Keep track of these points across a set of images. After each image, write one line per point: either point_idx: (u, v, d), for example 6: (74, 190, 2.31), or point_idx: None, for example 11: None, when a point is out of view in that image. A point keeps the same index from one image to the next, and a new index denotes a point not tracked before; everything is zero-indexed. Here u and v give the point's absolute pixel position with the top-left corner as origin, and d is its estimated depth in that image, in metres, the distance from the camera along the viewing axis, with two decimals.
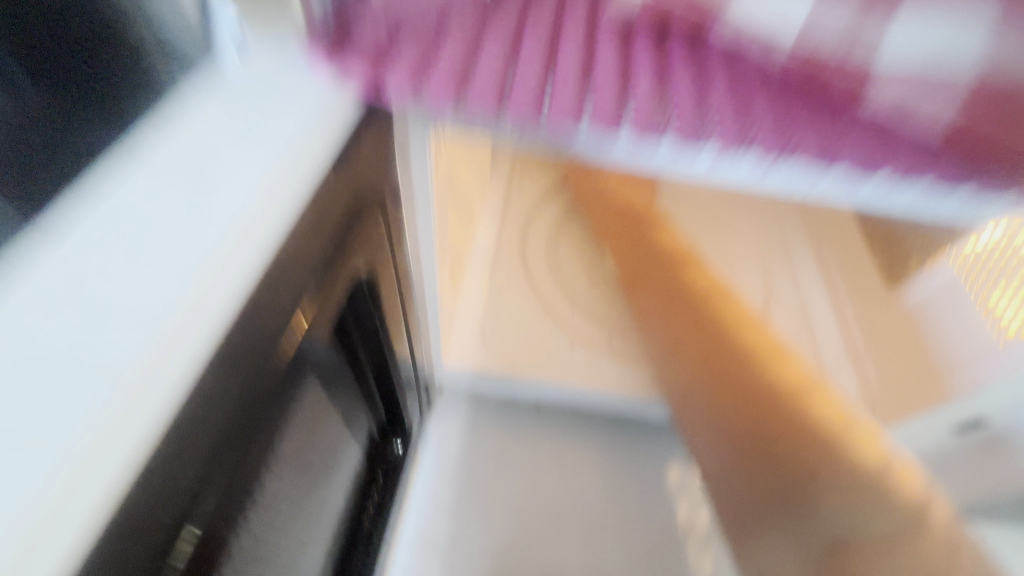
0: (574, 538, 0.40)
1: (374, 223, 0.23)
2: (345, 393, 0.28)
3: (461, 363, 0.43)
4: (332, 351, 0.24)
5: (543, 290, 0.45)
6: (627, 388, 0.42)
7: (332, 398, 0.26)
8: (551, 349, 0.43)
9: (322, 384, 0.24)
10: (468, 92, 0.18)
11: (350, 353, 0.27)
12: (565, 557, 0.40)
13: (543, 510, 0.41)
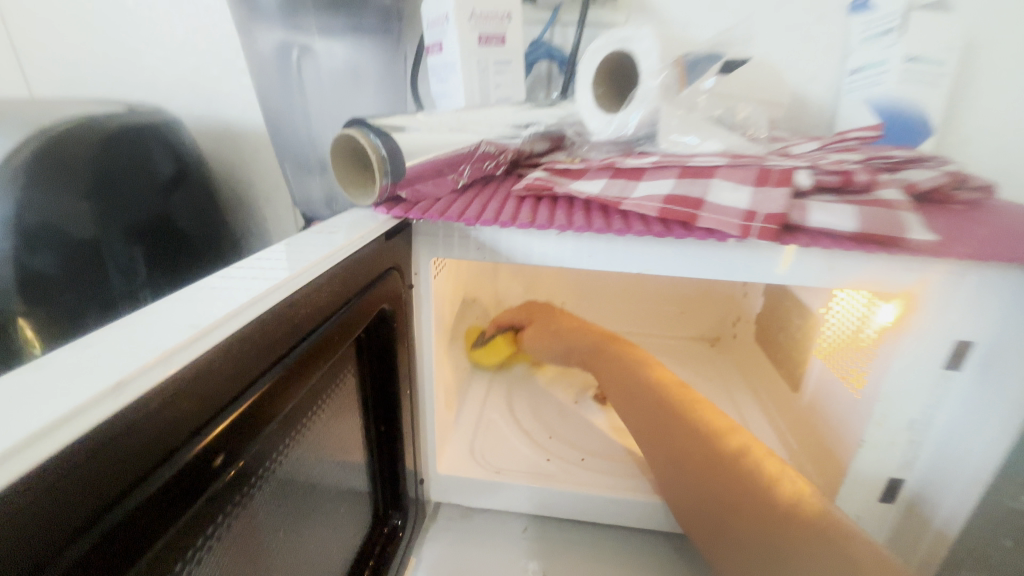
0: None
1: (383, 352, 0.37)
2: (327, 501, 0.33)
3: (454, 472, 0.48)
4: (326, 446, 0.32)
5: (523, 427, 0.59)
6: (596, 490, 0.48)
7: (315, 495, 0.32)
8: (529, 462, 0.52)
9: (296, 450, 0.29)
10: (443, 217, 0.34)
11: (338, 462, 0.35)
12: None
13: None
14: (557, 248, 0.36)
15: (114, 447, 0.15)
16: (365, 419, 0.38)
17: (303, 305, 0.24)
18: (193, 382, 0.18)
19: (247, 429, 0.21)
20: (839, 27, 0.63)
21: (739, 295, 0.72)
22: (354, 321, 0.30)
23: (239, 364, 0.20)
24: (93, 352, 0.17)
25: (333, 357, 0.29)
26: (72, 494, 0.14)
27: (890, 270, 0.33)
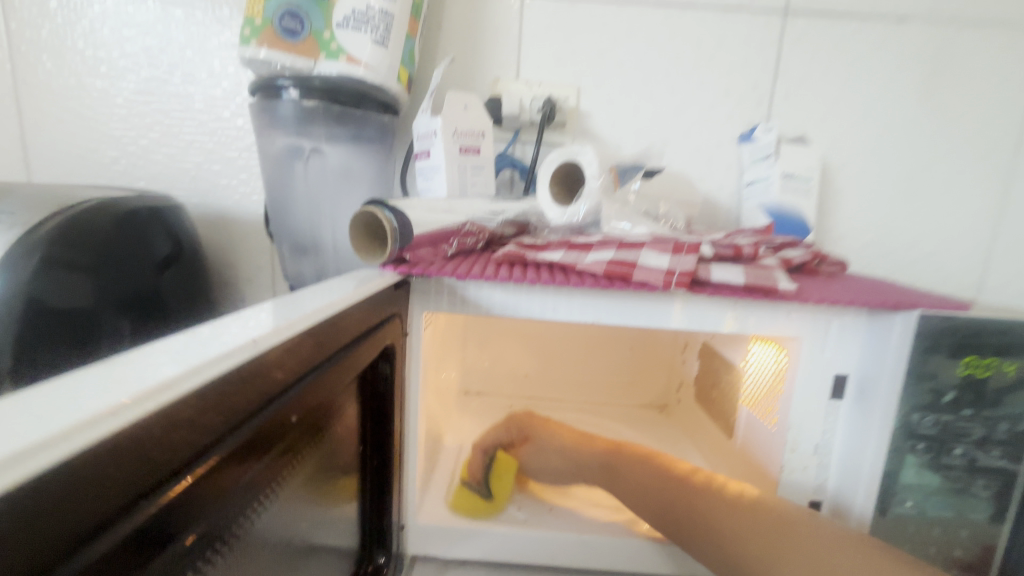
0: None
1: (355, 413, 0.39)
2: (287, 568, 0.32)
3: (432, 522, 0.52)
4: (292, 505, 0.32)
5: (494, 486, 0.63)
6: (565, 537, 0.53)
7: (277, 557, 0.31)
8: (502, 518, 0.56)
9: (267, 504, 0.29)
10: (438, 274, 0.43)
11: (304, 525, 0.34)
12: None
13: None
14: (526, 305, 0.45)
15: (148, 444, 0.17)
16: (364, 457, 0.42)
17: (293, 354, 0.27)
18: (196, 412, 0.19)
19: (236, 459, 0.23)
20: (732, 152, 0.83)
21: (680, 366, 0.83)
22: (340, 372, 0.33)
23: (235, 401, 0.22)
24: (138, 362, 0.20)
25: (344, 394, 0.34)
26: (110, 472, 0.16)
27: (777, 318, 0.44)
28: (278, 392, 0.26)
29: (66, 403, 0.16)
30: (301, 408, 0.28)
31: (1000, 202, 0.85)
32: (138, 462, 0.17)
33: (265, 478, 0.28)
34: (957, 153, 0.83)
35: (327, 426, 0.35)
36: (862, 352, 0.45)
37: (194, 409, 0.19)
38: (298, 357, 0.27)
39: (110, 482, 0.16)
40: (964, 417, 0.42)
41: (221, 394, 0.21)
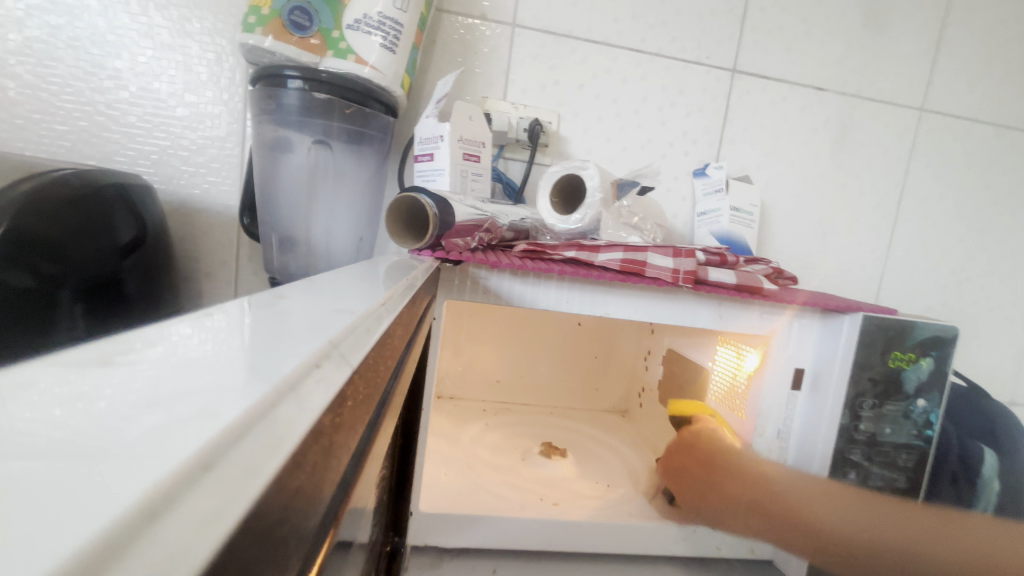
0: None
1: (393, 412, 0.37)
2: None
3: (436, 509, 0.52)
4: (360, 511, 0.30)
5: (485, 475, 0.64)
6: (565, 520, 0.55)
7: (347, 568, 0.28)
8: (502, 502, 0.57)
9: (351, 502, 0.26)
10: (471, 261, 0.46)
11: (359, 521, 0.33)
12: None
13: None
14: (545, 294, 0.48)
15: (341, 409, 0.15)
16: (397, 436, 0.43)
17: (390, 337, 0.24)
18: (351, 391, 0.16)
19: (364, 451, 0.21)
20: (687, 185, 0.94)
21: (641, 373, 0.90)
22: (400, 373, 0.31)
23: (367, 386, 0.19)
24: (284, 318, 0.18)
25: (404, 368, 0.34)
26: (325, 435, 0.14)
27: (754, 317, 0.51)
28: (383, 388, 0.23)
29: (275, 347, 0.14)
30: (388, 405, 0.26)
31: (885, 243, 1.05)
32: (317, 451, 0.13)
33: (364, 484, 0.25)
34: (856, 201, 1.02)
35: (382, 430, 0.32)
36: (816, 349, 0.53)
37: (350, 391, 0.16)
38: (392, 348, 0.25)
39: (300, 476, 0.12)
40: (891, 402, 0.51)
41: (361, 376, 0.18)
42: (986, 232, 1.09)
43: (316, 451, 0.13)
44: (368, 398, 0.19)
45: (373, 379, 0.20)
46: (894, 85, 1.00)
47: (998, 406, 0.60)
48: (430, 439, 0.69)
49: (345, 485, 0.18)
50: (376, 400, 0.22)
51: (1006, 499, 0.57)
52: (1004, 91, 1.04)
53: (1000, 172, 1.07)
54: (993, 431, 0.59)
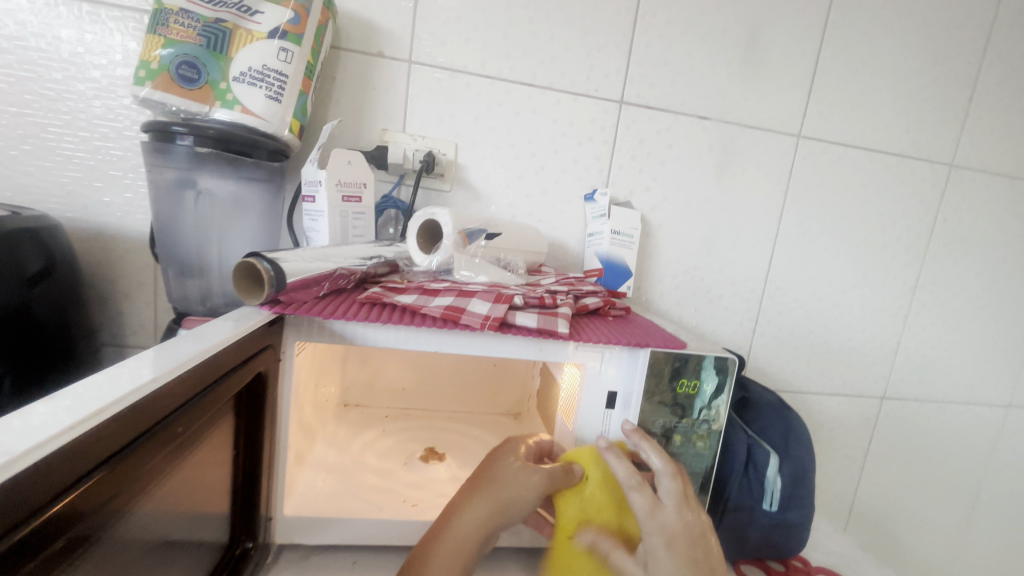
0: None
1: (214, 431, 0.46)
2: (158, 562, 0.40)
3: (298, 513, 0.62)
4: (161, 513, 0.39)
5: (360, 480, 0.73)
6: (415, 519, 0.66)
7: (146, 553, 0.38)
8: (365, 505, 0.67)
9: (139, 517, 0.36)
10: (309, 311, 0.54)
11: (175, 525, 0.42)
12: None
13: None
14: (382, 335, 0.57)
15: (43, 475, 0.24)
16: (241, 457, 0.52)
17: (151, 402, 0.33)
18: (61, 460, 0.25)
19: (104, 484, 0.29)
20: (579, 208, 1.03)
21: (531, 381, 1.00)
22: (195, 411, 0.39)
23: (94, 449, 0.28)
24: (39, 414, 0.27)
25: (217, 404, 0.44)
26: (21, 495, 0.23)
27: (566, 351, 0.61)
28: (135, 437, 0.32)
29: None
30: (158, 443, 0.34)
31: (767, 258, 1.15)
32: (13, 505, 0.23)
33: (132, 495, 0.34)
34: (739, 220, 1.11)
35: (187, 449, 0.41)
36: (624, 374, 0.63)
37: (59, 460, 0.25)
38: (154, 402, 0.34)
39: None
40: (681, 420, 0.62)
41: (82, 445, 0.27)
42: (858, 246, 1.20)
43: (9, 506, 0.23)
44: (97, 455, 0.28)
45: (108, 441, 0.29)
46: (773, 113, 1.09)
47: (797, 418, 0.72)
48: (320, 447, 0.79)
49: (75, 515, 0.27)
50: (124, 450, 0.31)
51: (789, 495, 0.68)
52: (872, 118, 1.15)
53: (871, 192, 1.18)
54: (787, 439, 0.70)
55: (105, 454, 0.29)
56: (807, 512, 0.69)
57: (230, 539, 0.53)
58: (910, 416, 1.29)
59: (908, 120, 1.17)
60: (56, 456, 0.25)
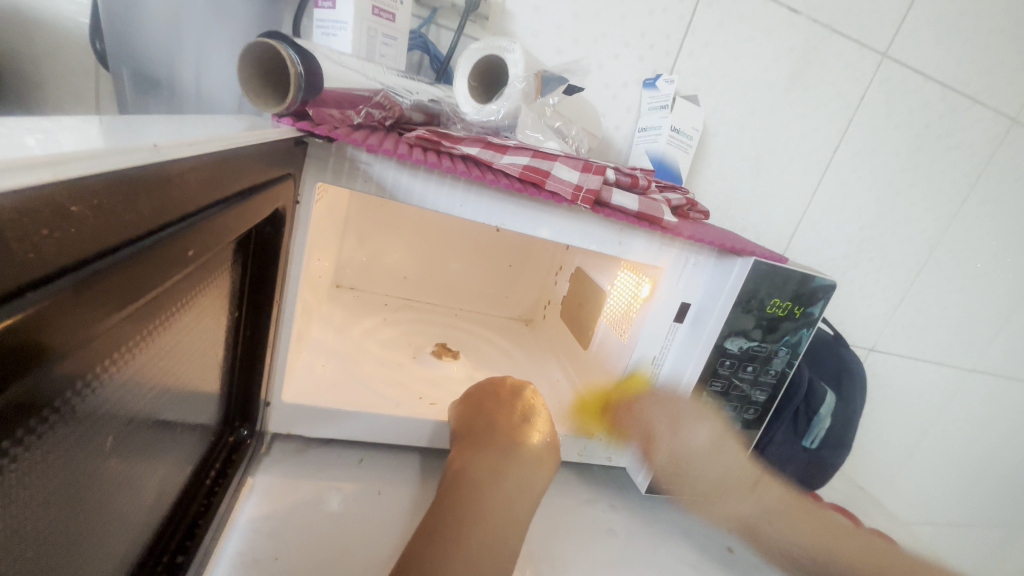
0: (388, 532, 0.47)
1: (217, 274, 0.32)
2: (143, 448, 0.28)
3: (300, 398, 0.51)
4: (149, 377, 0.27)
5: (365, 370, 0.63)
6: (436, 418, 0.57)
7: (130, 431, 0.26)
8: (377, 398, 0.58)
9: (126, 369, 0.23)
10: (344, 140, 0.39)
11: (164, 397, 0.30)
12: (379, 541, 0.46)
13: (359, 518, 0.48)
14: (436, 194, 0.43)
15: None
16: (239, 318, 0.39)
17: (184, 180, 0.19)
18: (37, 221, 0.12)
19: (112, 297, 0.16)
20: (635, 96, 0.87)
21: (551, 286, 0.90)
22: (221, 232, 0.25)
23: (94, 225, 0.14)
24: None
25: (248, 220, 0.29)
26: None
27: (651, 247, 0.50)
28: (153, 251, 0.18)
29: None
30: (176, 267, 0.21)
31: (812, 190, 1.03)
32: None
33: (118, 340, 0.21)
34: (799, 143, 0.98)
35: (186, 288, 0.27)
36: (705, 287, 0.54)
37: (34, 221, 0.12)
38: (178, 191, 0.19)
39: None
40: (760, 342, 0.54)
41: (77, 206, 0.13)
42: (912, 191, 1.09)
43: None
44: (98, 240, 0.15)
45: (119, 220, 0.15)
46: (867, 21, 0.94)
47: (852, 355, 0.66)
48: (316, 329, 0.66)
49: (59, 339, 0.14)
50: (146, 247, 0.17)
51: (833, 434, 0.64)
52: (963, 51, 1.01)
53: (941, 135, 1.05)
54: (840, 376, 0.65)
55: (111, 262, 0.16)
56: (842, 452, 0.66)
57: (220, 416, 0.42)
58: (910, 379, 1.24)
59: (998, 60, 1.04)
60: (33, 207, 0.11)
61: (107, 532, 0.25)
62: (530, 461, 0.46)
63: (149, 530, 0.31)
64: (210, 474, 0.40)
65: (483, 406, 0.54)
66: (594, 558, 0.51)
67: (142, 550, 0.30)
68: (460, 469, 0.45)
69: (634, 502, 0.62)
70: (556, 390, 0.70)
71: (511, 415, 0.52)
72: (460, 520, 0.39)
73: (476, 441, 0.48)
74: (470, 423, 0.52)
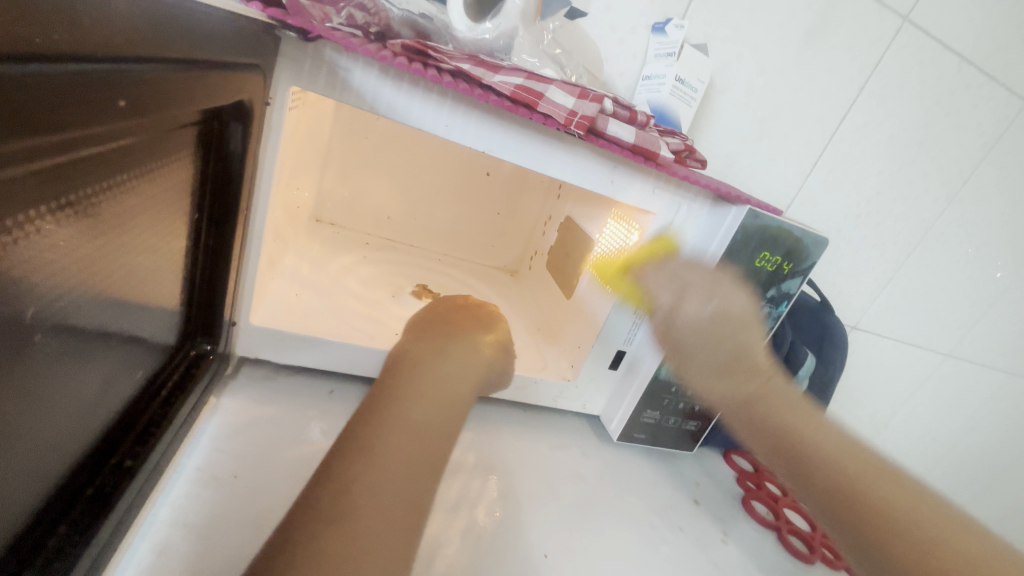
0: None
1: (158, 159, 0.29)
2: (76, 342, 0.26)
3: (269, 322, 0.49)
4: (78, 263, 0.25)
5: (341, 304, 0.61)
6: None
7: (56, 320, 0.24)
8: (351, 331, 0.56)
9: (42, 246, 0.21)
10: (321, 34, 0.35)
11: (101, 293, 0.28)
12: None
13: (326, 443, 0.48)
14: (420, 110, 0.40)
15: None
16: (197, 225, 0.37)
17: (105, 18, 0.17)
18: None
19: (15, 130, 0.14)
20: (641, 41, 0.82)
21: (538, 237, 0.88)
22: (155, 100, 0.22)
23: None
24: None
25: (202, 102, 0.27)
26: None
27: (644, 188, 0.48)
28: (56, 107, 0.15)
29: None
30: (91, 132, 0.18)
31: (815, 156, 0.97)
32: None
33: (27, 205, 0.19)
34: (809, 107, 0.92)
35: (115, 164, 0.25)
36: (696, 235, 0.52)
37: None
38: (79, 40, 0.16)
39: None
40: (744, 295, 0.53)
41: None
42: (914, 167, 1.03)
43: None
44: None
45: (20, 36, 0.13)
46: None
47: (835, 322, 0.65)
48: (292, 259, 0.64)
49: None
50: (64, 86, 0.15)
51: (807, 398, 0.64)
52: (982, 23, 0.96)
53: (950, 110, 1.01)
54: (821, 341, 0.64)
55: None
56: None
57: (179, 330, 0.40)
58: (889, 363, 1.20)
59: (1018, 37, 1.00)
60: None
61: (35, 422, 0.24)
62: (471, 349, 0.47)
63: (89, 432, 0.30)
64: (166, 389, 0.39)
65: (443, 310, 0.55)
66: (561, 500, 0.52)
67: (81, 454, 0.29)
68: (404, 350, 0.46)
69: (605, 451, 0.62)
70: (537, 339, 0.69)
71: (466, 324, 0.52)
72: (403, 396, 0.38)
73: (428, 331, 0.50)
74: (427, 318, 0.53)
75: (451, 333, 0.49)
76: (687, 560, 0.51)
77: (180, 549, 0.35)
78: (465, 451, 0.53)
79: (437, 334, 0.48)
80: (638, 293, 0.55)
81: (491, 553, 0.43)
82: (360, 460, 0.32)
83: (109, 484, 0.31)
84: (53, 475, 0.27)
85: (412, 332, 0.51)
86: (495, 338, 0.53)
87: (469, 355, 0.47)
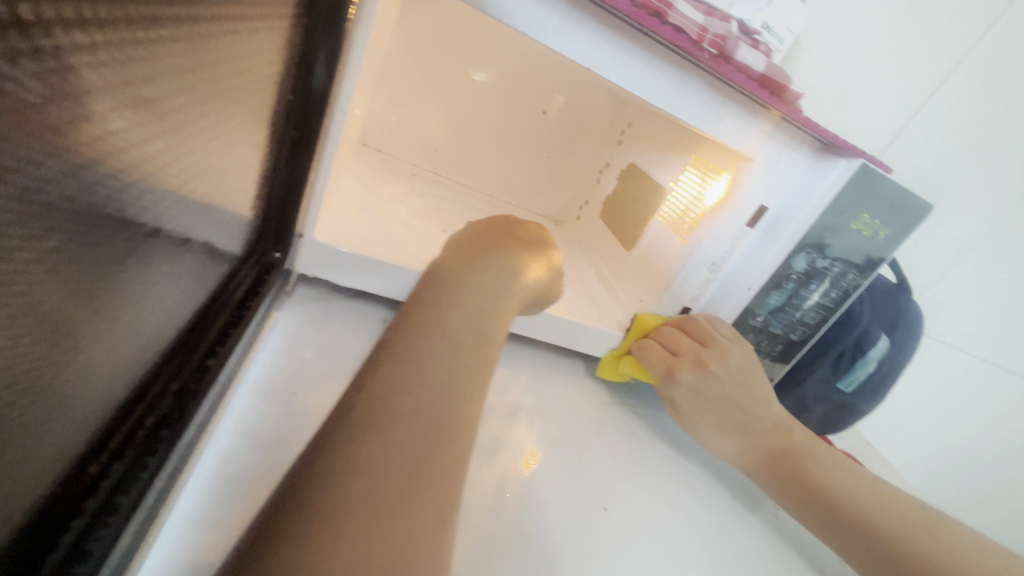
0: None
1: (249, 33, 0.26)
2: (147, 244, 0.24)
3: (329, 239, 0.46)
4: (166, 142, 0.23)
5: (395, 231, 0.58)
6: None
7: (128, 194, 0.21)
8: (408, 258, 0.53)
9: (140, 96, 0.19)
10: None
11: (173, 184, 0.25)
12: None
13: None
14: (526, 9, 0.35)
15: None
16: (275, 109, 0.34)
17: None
18: None
19: None
20: None
21: (592, 185, 0.84)
22: None
23: None
24: None
25: None
26: None
27: (752, 131, 0.44)
28: None
29: None
30: None
31: (891, 133, 0.91)
32: None
33: (121, 41, 0.16)
34: (895, 77, 0.86)
35: (221, 9, 0.22)
36: (795, 188, 0.48)
37: None
38: None
39: None
40: (832, 260, 0.50)
41: None
42: (997, 154, 0.94)
43: None
44: None
45: None
46: None
47: (911, 306, 0.62)
48: (347, 180, 0.60)
49: None
50: None
51: (871, 381, 0.62)
52: None
53: None
54: (895, 323, 0.62)
55: None
56: (874, 402, 0.63)
57: (240, 234, 0.38)
58: (927, 362, 1.14)
59: None
60: None
61: (103, 325, 0.22)
62: (513, 274, 0.39)
63: (154, 341, 0.28)
64: (229, 301, 0.37)
65: (483, 223, 0.47)
66: (615, 456, 0.50)
67: (150, 357, 0.28)
68: (435, 267, 0.40)
69: (655, 412, 0.60)
70: (592, 289, 0.66)
71: (510, 236, 0.44)
72: (430, 311, 0.33)
73: (464, 243, 0.42)
74: (467, 228, 0.46)
75: (486, 247, 0.41)
76: (733, 528, 0.50)
77: (246, 461, 0.34)
78: (518, 396, 0.51)
79: (472, 248, 0.41)
80: (716, 243, 0.52)
81: (547, 502, 0.42)
82: (395, 366, 0.29)
83: (190, 385, 0.31)
84: (126, 377, 0.26)
85: (448, 245, 0.44)
86: (547, 254, 0.45)
87: (517, 283, 0.39)
